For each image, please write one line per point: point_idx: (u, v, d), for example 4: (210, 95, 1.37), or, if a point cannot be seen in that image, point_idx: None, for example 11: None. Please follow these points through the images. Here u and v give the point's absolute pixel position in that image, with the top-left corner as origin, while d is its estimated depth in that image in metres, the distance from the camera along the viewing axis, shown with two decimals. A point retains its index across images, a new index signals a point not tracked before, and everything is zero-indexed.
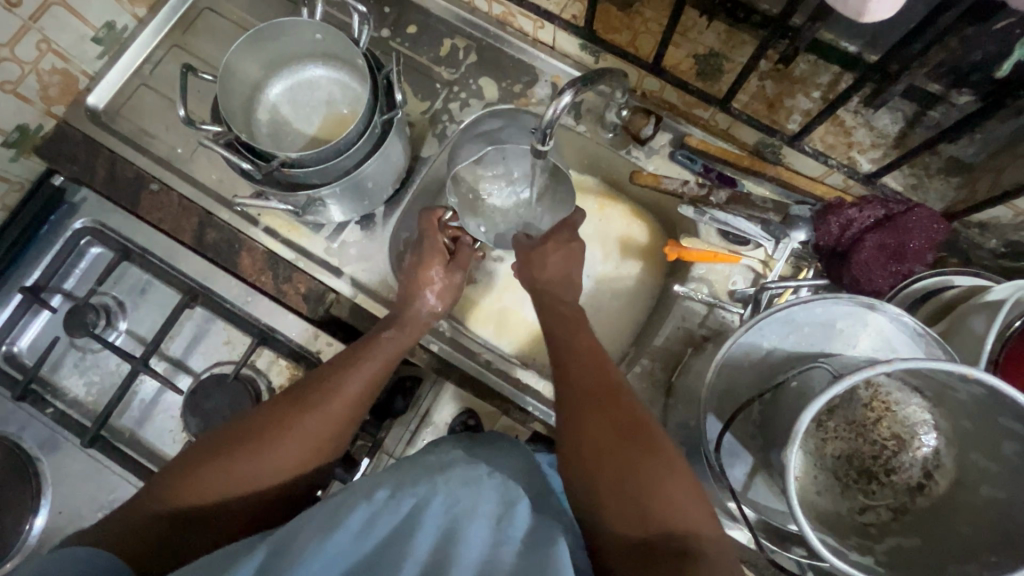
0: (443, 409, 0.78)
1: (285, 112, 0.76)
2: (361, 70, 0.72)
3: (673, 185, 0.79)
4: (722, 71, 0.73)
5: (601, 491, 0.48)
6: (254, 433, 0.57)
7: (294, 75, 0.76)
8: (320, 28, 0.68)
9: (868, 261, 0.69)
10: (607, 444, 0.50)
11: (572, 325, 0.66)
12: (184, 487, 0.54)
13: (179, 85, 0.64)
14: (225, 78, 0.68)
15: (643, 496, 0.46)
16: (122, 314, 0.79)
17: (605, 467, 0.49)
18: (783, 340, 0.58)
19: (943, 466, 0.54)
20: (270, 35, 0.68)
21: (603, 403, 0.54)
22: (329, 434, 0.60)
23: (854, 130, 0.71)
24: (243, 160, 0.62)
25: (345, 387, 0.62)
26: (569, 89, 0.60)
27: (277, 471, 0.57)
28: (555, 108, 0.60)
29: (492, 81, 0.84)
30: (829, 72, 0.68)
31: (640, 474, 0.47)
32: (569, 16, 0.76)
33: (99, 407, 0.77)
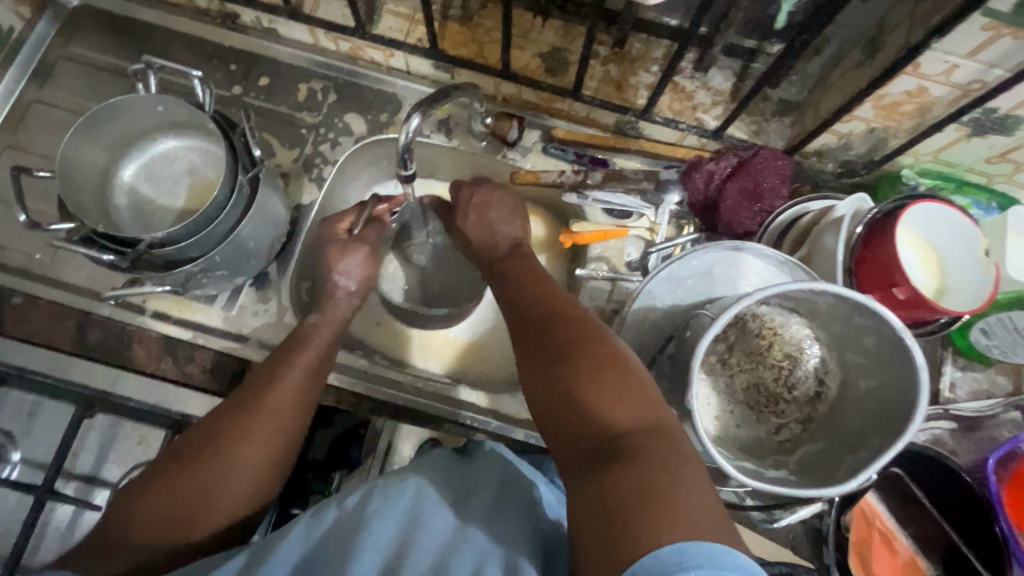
0: (403, 443, 0.79)
1: (145, 190, 0.73)
2: (214, 133, 0.71)
3: (551, 176, 0.82)
4: (567, 63, 0.79)
5: (555, 399, 0.49)
6: (198, 448, 0.57)
7: (146, 152, 0.73)
8: (158, 99, 0.66)
9: (734, 207, 0.76)
10: (553, 358, 0.51)
11: (518, 271, 0.64)
12: (142, 506, 0.53)
13: (13, 188, 0.60)
14: (65, 169, 0.64)
15: (585, 409, 0.46)
16: (12, 444, 0.72)
17: (553, 390, 0.49)
18: (672, 297, 0.63)
19: (831, 371, 0.60)
20: (105, 116, 0.65)
21: (549, 334, 0.54)
22: (275, 435, 0.59)
23: (695, 93, 0.78)
24: (103, 252, 0.60)
25: (282, 386, 0.61)
26: (417, 111, 0.62)
27: (226, 482, 0.56)
28: (407, 132, 0.62)
29: (357, 116, 0.84)
30: (661, 46, 0.76)
31: (586, 379, 0.48)
32: (415, 40, 0.80)
33: (6, 552, 0.69)
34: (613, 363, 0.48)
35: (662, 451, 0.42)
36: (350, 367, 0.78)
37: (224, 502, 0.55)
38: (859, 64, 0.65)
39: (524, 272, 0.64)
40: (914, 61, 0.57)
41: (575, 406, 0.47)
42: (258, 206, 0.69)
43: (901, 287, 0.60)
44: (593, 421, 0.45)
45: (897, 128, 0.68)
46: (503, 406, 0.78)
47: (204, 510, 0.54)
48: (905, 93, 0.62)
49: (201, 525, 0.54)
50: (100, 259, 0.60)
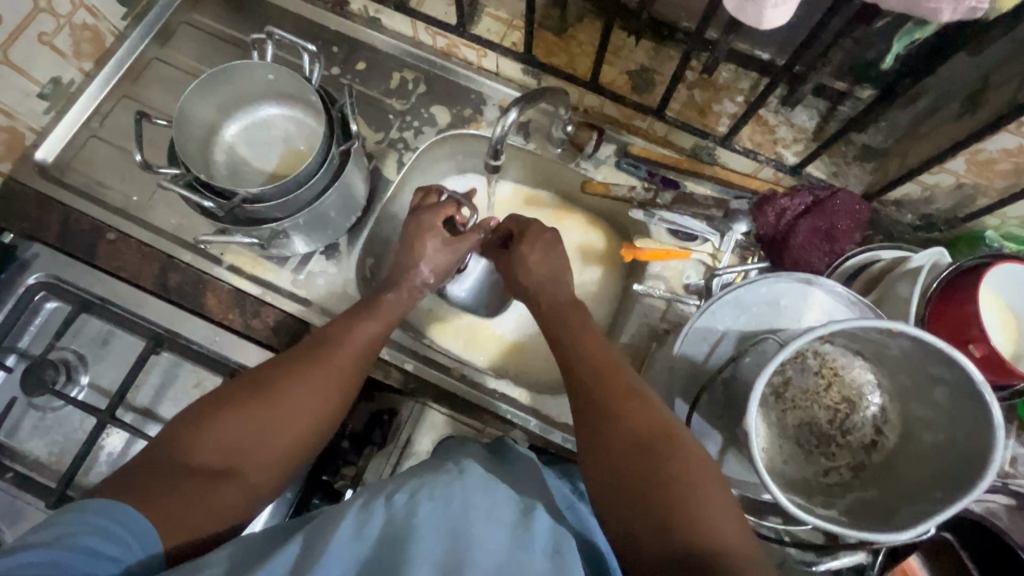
0: (422, 437, 0.75)
1: (242, 151, 0.78)
2: (314, 106, 0.75)
3: (622, 191, 0.83)
4: (654, 84, 0.81)
5: (634, 487, 0.48)
6: (260, 394, 0.58)
7: (249, 116, 0.78)
8: (272, 69, 0.70)
9: (805, 244, 0.75)
10: (632, 444, 0.51)
11: (584, 341, 0.62)
12: (199, 438, 0.53)
13: (135, 132, 0.66)
14: (181, 121, 0.69)
15: (671, 504, 0.46)
16: (84, 368, 0.77)
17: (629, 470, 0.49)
18: (736, 322, 0.62)
19: (891, 421, 0.59)
20: (222, 78, 0.71)
21: (625, 417, 0.52)
22: (333, 398, 0.61)
23: (777, 127, 0.79)
24: (204, 199, 0.64)
25: (340, 351, 0.63)
26: (514, 107, 0.66)
27: (284, 433, 0.57)
28: (503, 124, 0.65)
29: (443, 108, 0.88)
30: (748, 78, 0.77)
31: (670, 477, 0.47)
32: (510, 43, 0.83)
33: (63, 467, 0.74)
34: (694, 458, 0.49)
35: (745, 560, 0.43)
36: (403, 346, 0.80)
37: (273, 456, 0.56)
38: (954, 117, 0.64)
39: (588, 339, 0.62)
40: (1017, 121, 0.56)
41: (659, 500, 0.46)
42: (344, 178, 0.72)
43: (978, 343, 0.59)
44: (674, 509, 0.46)
45: (987, 187, 0.66)
46: (543, 407, 0.79)
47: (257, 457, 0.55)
48: (1003, 151, 0.61)
49: (254, 472, 0.54)
50: (200, 205, 0.64)
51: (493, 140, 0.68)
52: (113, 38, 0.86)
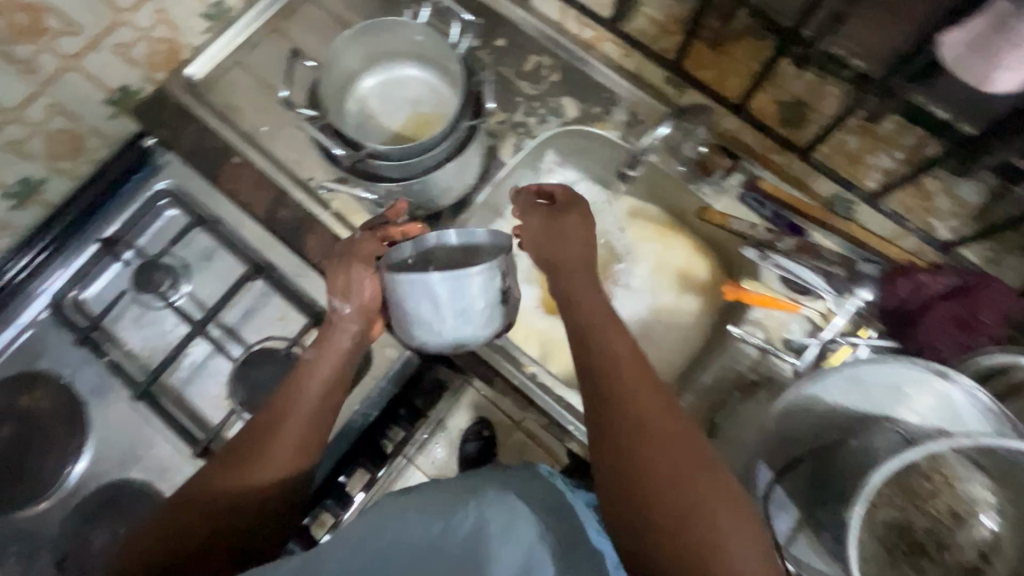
0: (457, 417, 0.87)
1: (372, 105, 0.79)
2: (453, 76, 0.75)
3: (741, 226, 0.78)
4: (805, 120, 0.74)
5: (664, 523, 0.45)
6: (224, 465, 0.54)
7: (388, 72, 0.78)
8: (423, 30, 0.71)
9: (936, 329, 0.68)
10: (660, 476, 0.46)
11: (602, 327, 0.55)
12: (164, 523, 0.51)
13: (288, 69, 0.70)
14: (331, 61, 0.72)
15: (699, 541, 0.44)
16: (186, 277, 0.82)
17: (650, 498, 0.46)
18: (846, 399, 0.56)
19: (1002, 551, 0.54)
20: (376, 31, 0.72)
21: (652, 453, 0.47)
22: (301, 457, 0.55)
23: (935, 196, 0.70)
24: (336, 146, 0.67)
25: (299, 413, 0.56)
26: (665, 124, 0.77)
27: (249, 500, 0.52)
28: (653, 137, 0.78)
29: (573, 101, 0.85)
30: (913, 135, 0.67)
31: (701, 514, 0.44)
32: (660, 48, 0.80)
33: (152, 363, 0.79)
34: (726, 491, 0.46)
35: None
36: None
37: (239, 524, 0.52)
38: None
39: (607, 325, 0.56)
40: None
41: (687, 541, 0.44)
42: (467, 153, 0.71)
43: None
44: (703, 553, 0.43)
45: None
46: None
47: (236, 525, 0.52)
48: None
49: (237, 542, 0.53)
50: (330, 150, 0.67)
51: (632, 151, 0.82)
52: None
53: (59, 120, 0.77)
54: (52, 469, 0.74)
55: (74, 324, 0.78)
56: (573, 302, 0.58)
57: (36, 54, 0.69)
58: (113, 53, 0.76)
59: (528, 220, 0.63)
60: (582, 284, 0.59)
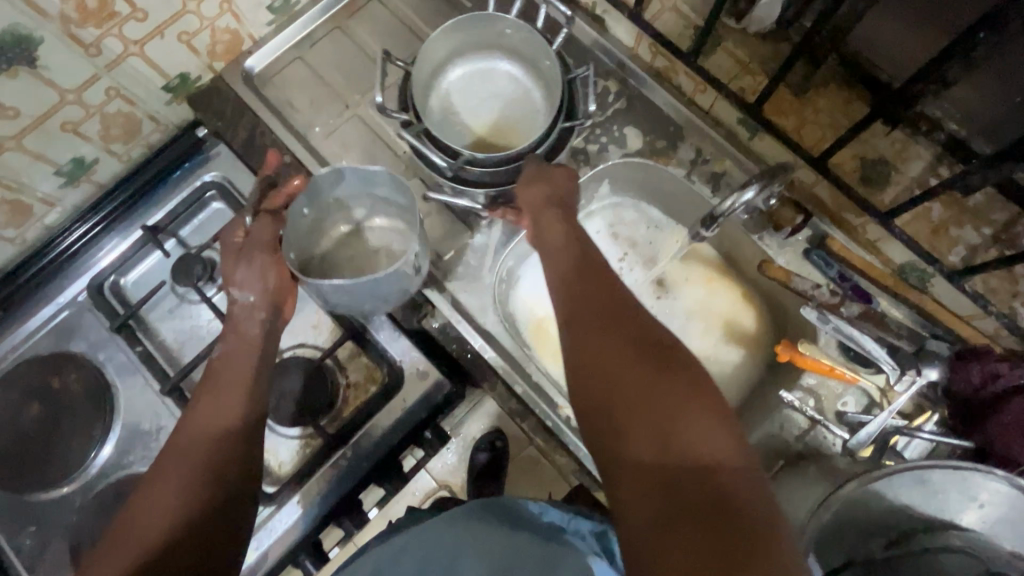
0: (473, 425, 0.91)
1: (457, 100, 0.79)
2: (544, 73, 0.76)
3: (803, 285, 0.72)
4: (888, 181, 0.70)
5: (620, 421, 0.46)
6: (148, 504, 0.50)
7: (473, 68, 0.79)
8: (513, 25, 0.72)
9: (1011, 425, 0.62)
10: (622, 377, 0.48)
11: (582, 273, 0.58)
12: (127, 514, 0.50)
13: (382, 68, 0.69)
14: (425, 55, 0.73)
15: (661, 429, 0.43)
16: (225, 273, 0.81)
17: (618, 410, 0.46)
18: (910, 498, 0.52)
19: None
20: (465, 27, 0.73)
21: (612, 357, 0.49)
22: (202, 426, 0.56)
23: (1023, 279, 0.66)
24: (433, 154, 0.68)
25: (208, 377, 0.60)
26: (754, 187, 0.67)
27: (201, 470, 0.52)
28: (736, 200, 0.67)
29: (637, 132, 0.82)
30: (1005, 211, 0.66)
31: (656, 406, 0.45)
32: (737, 87, 0.75)
33: (183, 357, 0.78)
34: (685, 377, 0.46)
35: (764, 510, 0.39)
36: (517, 366, 0.73)
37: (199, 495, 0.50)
38: None
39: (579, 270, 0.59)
40: None
41: (644, 429, 0.44)
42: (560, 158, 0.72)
43: None
44: (665, 439, 0.43)
45: None
46: None
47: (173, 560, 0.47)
48: None
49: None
50: (429, 157, 0.68)
51: (712, 210, 0.71)
52: None
53: (118, 103, 0.76)
54: (75, 454, 0.74)
55: (111, 309, 0.77)
56: (549, 247, 0.62)
57: (101, 38, 0.68)
58: (176, 40, 0.75)
59: (531, 186, 0.66)
60: (561, 237, 0.63)
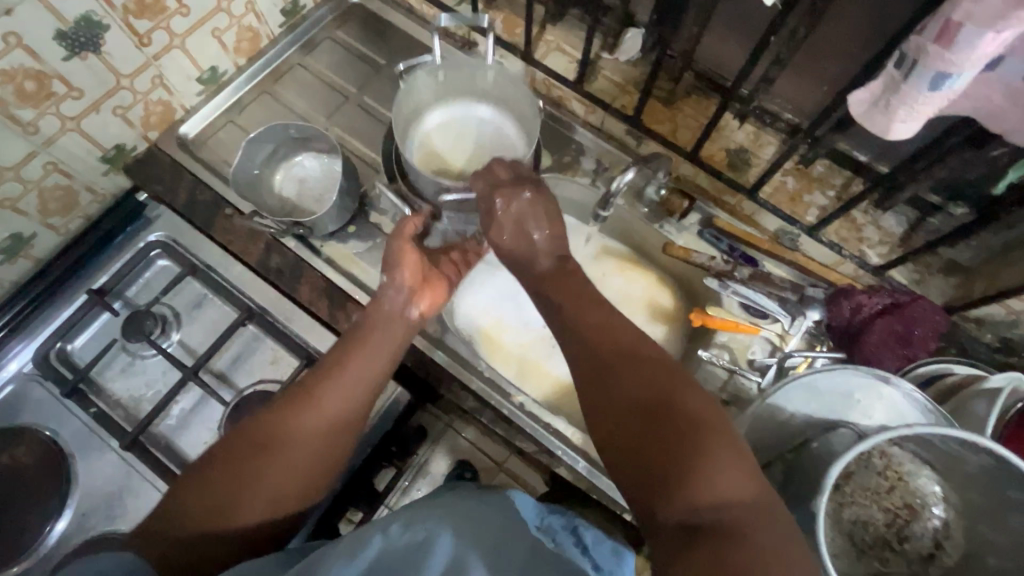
0: (438, 462, 1.00)
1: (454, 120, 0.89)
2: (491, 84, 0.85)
3: (702, 258, 0.86)
4: (749, 164, 0.85)
5: (643, 462, 0.48)
6: (250, 439, 0.58)
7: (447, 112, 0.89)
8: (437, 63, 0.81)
9: (878, 343, 0.76)
10: (640, 426, 0.49)
11: (599, 332, 0.57)
12: (208, 487, 0.55)
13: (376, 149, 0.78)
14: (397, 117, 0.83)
15: (680, 472, 0.46)
16: (177, 325, 0.83)
17: (647, 469, 0.48)
18: (806, 406, 0.63)
19: (953, 539, 0.59)
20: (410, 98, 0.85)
21: (633, 407, 0.51)
22: (324, 437, 0.60)
23: (865, 227, 0.81)
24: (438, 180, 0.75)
25: (338, 390, 0.62)
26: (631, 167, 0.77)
27: (296, 469, 0.58)
28: (619, 182, 0.78)
29: (546, 151, 0.94)
30: (842, 176, 0.80)
31: (676, 454, 0.46)
32: (619, 105, 0.90)
33: (141, 412, 0.79)
34: (709, 425, 0.48)
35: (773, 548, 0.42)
36: (468, 364, 0.81)
37: (284, 490, 0.57)
38: None
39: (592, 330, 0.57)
40: None
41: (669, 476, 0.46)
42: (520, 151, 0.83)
43: None
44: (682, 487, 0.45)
45: None
46: (592, 450, 0.77)
47: (252, 509, 0.55)
48: None
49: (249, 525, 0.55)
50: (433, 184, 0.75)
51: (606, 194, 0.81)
52: (268, 41, 0.96)
53: (56, 177, 0.80)
54: (33, 528, 0.73)
55: (59, 375, 0.77)
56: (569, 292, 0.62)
57: (39, 117, 0.73)
58: (111, 114, 0.81)
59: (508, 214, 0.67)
60: (574, 290, 0.62)
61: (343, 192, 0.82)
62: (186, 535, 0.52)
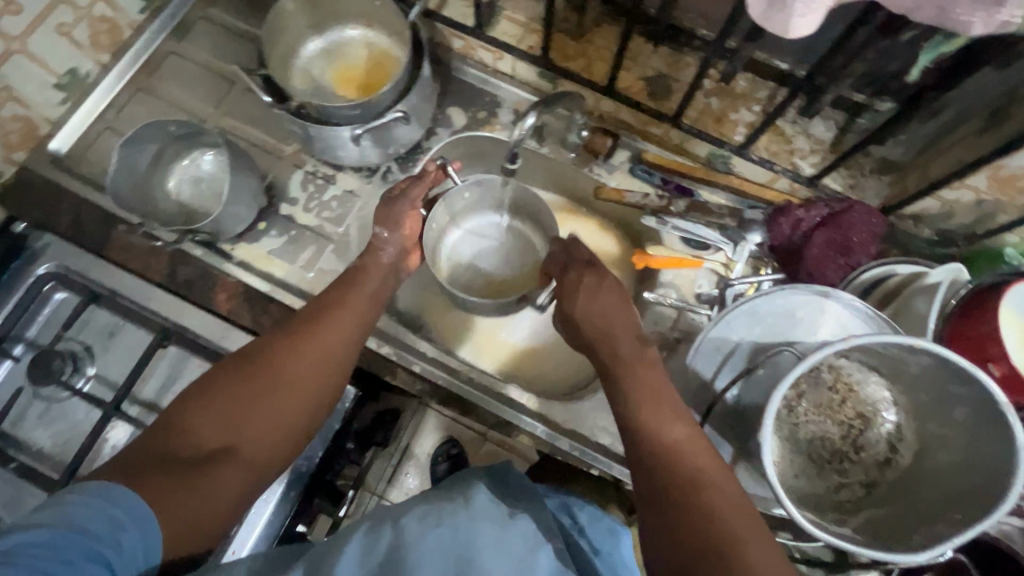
0: (424, 441, 0.95)
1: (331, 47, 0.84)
2: (377, 13, 0.79)
3: (635, 198, 0.82)
4: (670, 90, 0.81)
5: (672, 513, 0.46)
6: (248, 370, 0.59)
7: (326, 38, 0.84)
8: None
9: (819, 256, 0.74)
10: (675, 479, 0.48)
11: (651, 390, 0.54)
12: (201, 415, 0.56)
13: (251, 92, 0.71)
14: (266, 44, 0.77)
15: (706, 527, 0.44)
16: (91, 359, 0.76)
17: (677, 516, 0.46)
18: (750, 333, 0.62)
19: (906, 439, 0.58)
20: (281, 21, 0.78)
21: (672, 462, 0.49)
22: (313, 381, 0.61)
23: (794, 138, 0.79)
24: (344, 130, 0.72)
25: (331, 332, 0.63)
26: (531, 112, 0.71)
27: (284, 410, 0.59)
28: (519, 129, 0.70)
29: (459, 109, 0.88)
30: (766, 87, 0.77)
31: (699, 516, 0.45)
32: (526, 47, 0.83)
33: (67, 458, 0.73)
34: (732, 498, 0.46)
35: None
36: (408, 346, 0.77)
37: (274, 428, 0.58)
38: (978, 131, 0.63)
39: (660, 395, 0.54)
40: None
41: (691, 524, 0.45)
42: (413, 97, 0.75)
43: (997, 363, 0.57)
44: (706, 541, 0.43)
45: (1008, 204, 0.65)
46: (551, 413, 0.76)
47: (257, 431, 0.56)
48: None
49: (250, 445, 0.56)
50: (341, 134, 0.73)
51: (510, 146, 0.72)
52: (131, 31, 0.86)
53: None
54: None
55: None
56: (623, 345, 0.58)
57: None
58: None
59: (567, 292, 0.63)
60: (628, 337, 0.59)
61: (241, 188, 0.75)
62: (196, 455, 0.53)
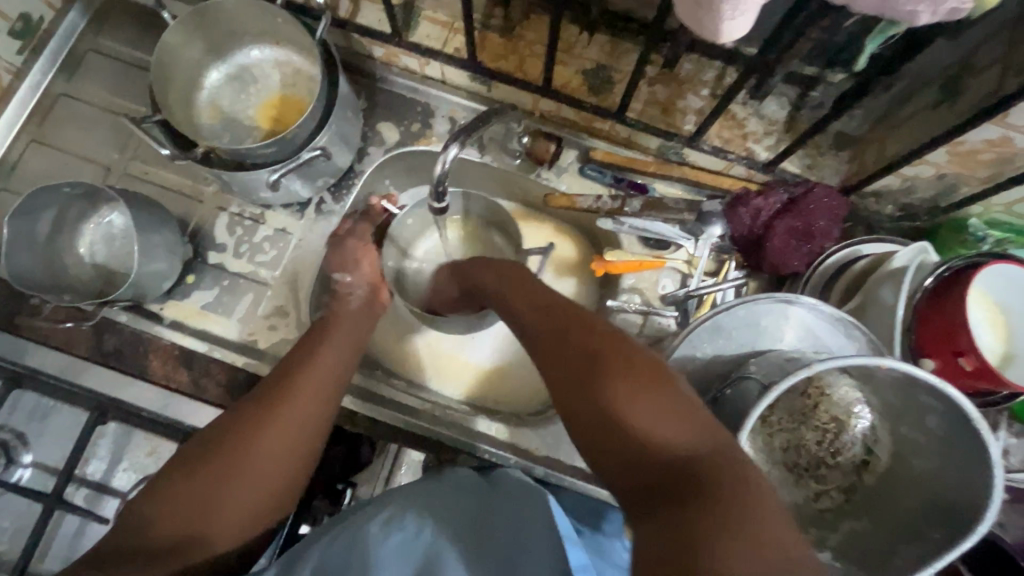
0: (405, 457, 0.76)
1: (238, 73, 0.76)
2: (282, 31, 0.71)
3: (587, 202, 0.77)
4: (611, 82, 0.74)
5: (603, 436, 0.41)
6: (213, 450, 0.55)
7: (230, 63, 0.75)
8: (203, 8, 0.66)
9: (782, 246, 0.69)
10: (604, 396, 0.42)
11: (557, 330, 0.50)
12: (168, 498, 0.52)
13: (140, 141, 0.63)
14: (158, 82, 0.69)
15: (631, 434, 0.40)
16: (25, 446, 0.71)
17: (607, 438, 0.41)
18: (714, 347, 0.58)
19: (881, 441, 0.56)
20: (170, 53, 0.70)
21: (590, 374, 0.44)
22: (287, 452, 0.57)
23: (747, 120, 0.74)
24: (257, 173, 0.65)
25: (304, 393, 0.59)
26: (453, 144, 0.60)
27: (257, 485, 0.55)
28: (442, 161, 0.61)
29: (390, 124, 0.81)
30: (713, 69, 0.72)
31: (632, 421, 0.40)
32: (453, 49, 0.76)
33: (14, 555, 0.68)
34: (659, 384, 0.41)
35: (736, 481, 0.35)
36: (369, 393, 0.74)
37: (247, 505, 0.54)
38: (933, 105, 0.59)
39: (579, 323, 0.49)
40: (1005, 113, 0.51)
41: (619, 435, 0.40)
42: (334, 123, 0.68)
43: (968, 356, 0.55)
44: (641, 447, 0.39)
45: (970, 176, 0.62)
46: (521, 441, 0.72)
47: (227, 515, 0.53)
48: (986, 141, 0.56)
49: (217, 534, 0.52)
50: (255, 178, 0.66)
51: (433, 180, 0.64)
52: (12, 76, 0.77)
53: None
54: None
55: None
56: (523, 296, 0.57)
57: None
58: None
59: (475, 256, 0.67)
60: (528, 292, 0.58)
61: (157, 245, 0.69)
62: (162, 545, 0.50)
